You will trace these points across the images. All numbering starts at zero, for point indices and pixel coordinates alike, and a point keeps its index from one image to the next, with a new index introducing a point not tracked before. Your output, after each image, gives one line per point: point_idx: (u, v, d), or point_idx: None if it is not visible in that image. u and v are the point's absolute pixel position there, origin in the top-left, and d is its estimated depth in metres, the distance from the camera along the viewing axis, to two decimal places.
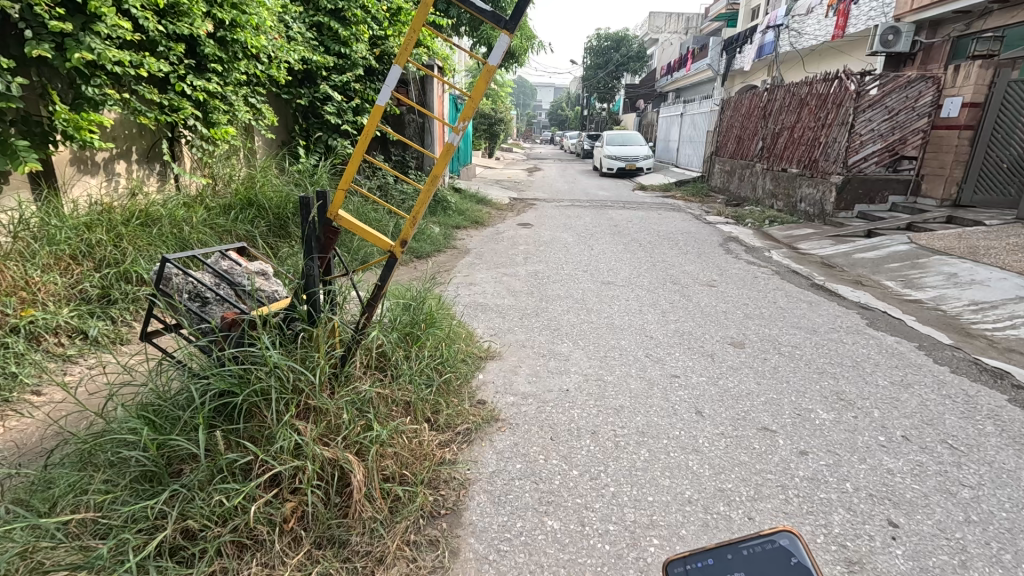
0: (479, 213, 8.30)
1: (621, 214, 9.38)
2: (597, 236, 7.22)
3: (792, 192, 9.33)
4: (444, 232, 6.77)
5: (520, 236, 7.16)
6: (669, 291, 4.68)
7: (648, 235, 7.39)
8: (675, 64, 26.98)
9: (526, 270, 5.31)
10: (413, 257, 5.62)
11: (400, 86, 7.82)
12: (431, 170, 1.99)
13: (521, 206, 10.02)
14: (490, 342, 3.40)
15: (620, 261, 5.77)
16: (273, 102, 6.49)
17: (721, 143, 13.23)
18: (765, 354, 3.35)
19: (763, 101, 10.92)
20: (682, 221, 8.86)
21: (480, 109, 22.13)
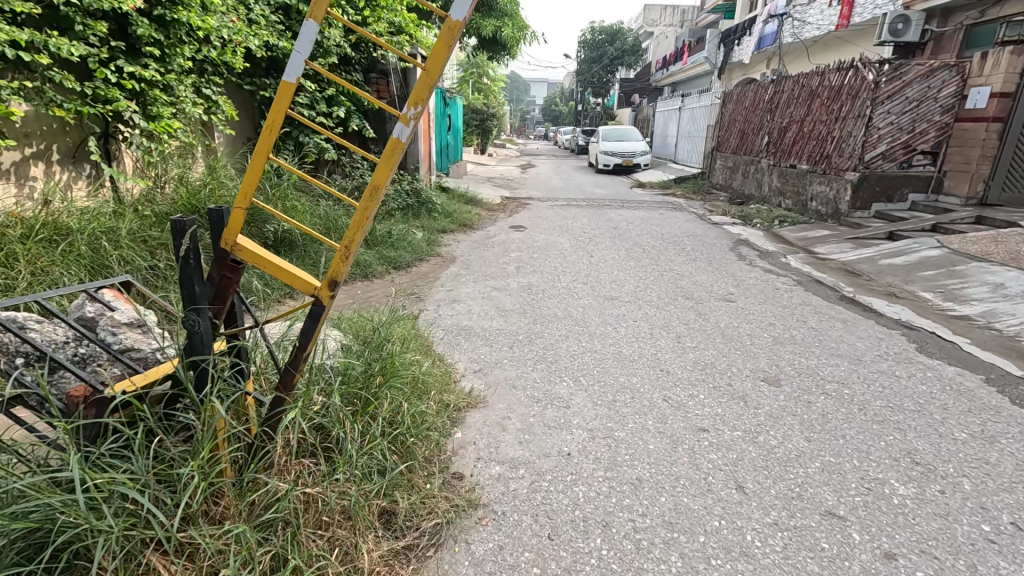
0: (468, 215, 7.66)
1: (620, 215, 8.77)
2: (597, 241, 6.61)
3: (803, 190, 8.76)
4: (428, 237, 6.12)
5: (513, 241, 6.53)
6: (682, 308, 4.08)
7: (651, 239, 6.79)
8: (671, 58, 26.37)
9: (518, 282, 4.70)
10: (392, 268, 4.99)
11: (380, 78, 7.16)
12: (369, 181, 1.35)
13: (514, 207, 9.38)
14: (474, 384, 2.78)
15: (624, 270, 5.15)
16: (236, 94, 5.82)
17: (723, 138, 12.64)
18: (807, 395, 2.76)
19: (769, 93, 10.31)
20: (687, 222, 8.27)
21: (471, 104, 21.44)
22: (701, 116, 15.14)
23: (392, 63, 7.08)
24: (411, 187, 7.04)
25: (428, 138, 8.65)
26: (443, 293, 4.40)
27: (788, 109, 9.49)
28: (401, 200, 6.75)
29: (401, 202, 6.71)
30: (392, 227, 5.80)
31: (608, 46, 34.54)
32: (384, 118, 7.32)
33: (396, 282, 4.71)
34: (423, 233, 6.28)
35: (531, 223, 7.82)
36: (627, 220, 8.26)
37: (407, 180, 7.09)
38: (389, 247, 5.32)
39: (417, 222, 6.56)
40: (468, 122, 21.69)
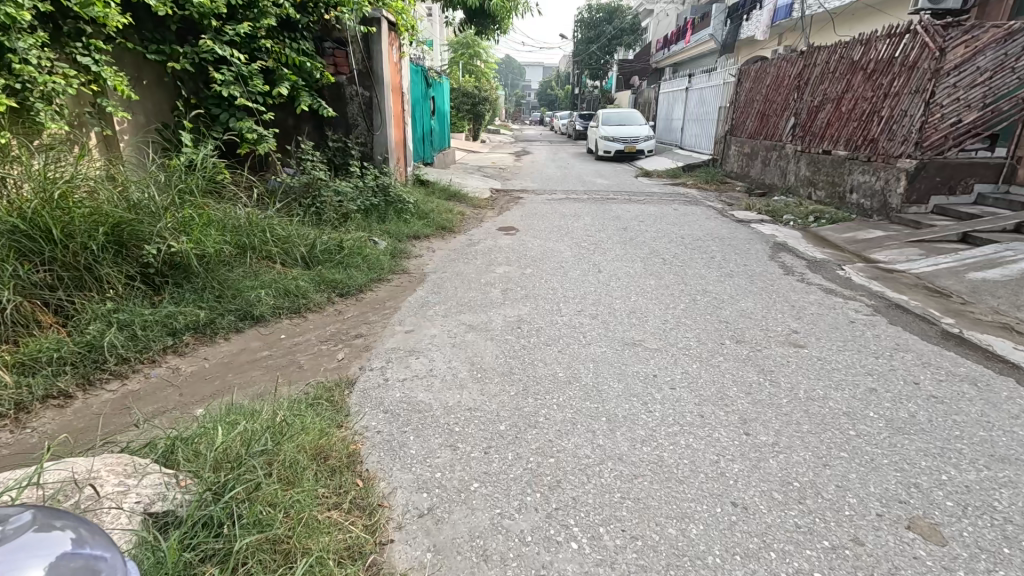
0: (447, 215, 6.40)
1: (628, 211, 7.51)
2: (603, 247, 5.38)
3: (842, 181, 7.54)
4: (394, 247, 4.89)
5: (500, 250, 5.30)
6: (736, 362, 2.87)
7: (670, 244, 5.56)
8: (673, 37, 24.90)
9: (502, 317, 3.48)
10: (336, 296, 3.75)
11: (337, 48, 5.81)
12: None
13: (505, 203, 8.10)
14: (414, 555, 1.58)
15: (643, 294, 3.93)
16: (139, 68, 4.57)
17: (738, 121, 11.34)
18: (1003, 569, 1.56)
19: (796, 68, 8.99)
20: (707, 219, 7.03)
21: (462, 87, 19.96)
22: (711, 96, 13.80)
23: (351, 27, 5.73)
24: (378, 183, 5.78)
25: (403, 122, 7.33)
26: (398, 337, 3.18)
27: (821, 86, 8.21)
28: (363, 199, 5.48)
29: (364, 202, 5.46)
30: (346, 236, 4.57)
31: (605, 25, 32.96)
32: (343, 97, 5.99)
33: (341, 319, 3.49)
34: (388, 241, 5.04)
35: (524, 224, 6.57)
36: (638, 219, 7.01)
37: (372, 175, 5.82)
38: (340, 264, 4.09)
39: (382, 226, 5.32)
40: (460, 108, 20.14)
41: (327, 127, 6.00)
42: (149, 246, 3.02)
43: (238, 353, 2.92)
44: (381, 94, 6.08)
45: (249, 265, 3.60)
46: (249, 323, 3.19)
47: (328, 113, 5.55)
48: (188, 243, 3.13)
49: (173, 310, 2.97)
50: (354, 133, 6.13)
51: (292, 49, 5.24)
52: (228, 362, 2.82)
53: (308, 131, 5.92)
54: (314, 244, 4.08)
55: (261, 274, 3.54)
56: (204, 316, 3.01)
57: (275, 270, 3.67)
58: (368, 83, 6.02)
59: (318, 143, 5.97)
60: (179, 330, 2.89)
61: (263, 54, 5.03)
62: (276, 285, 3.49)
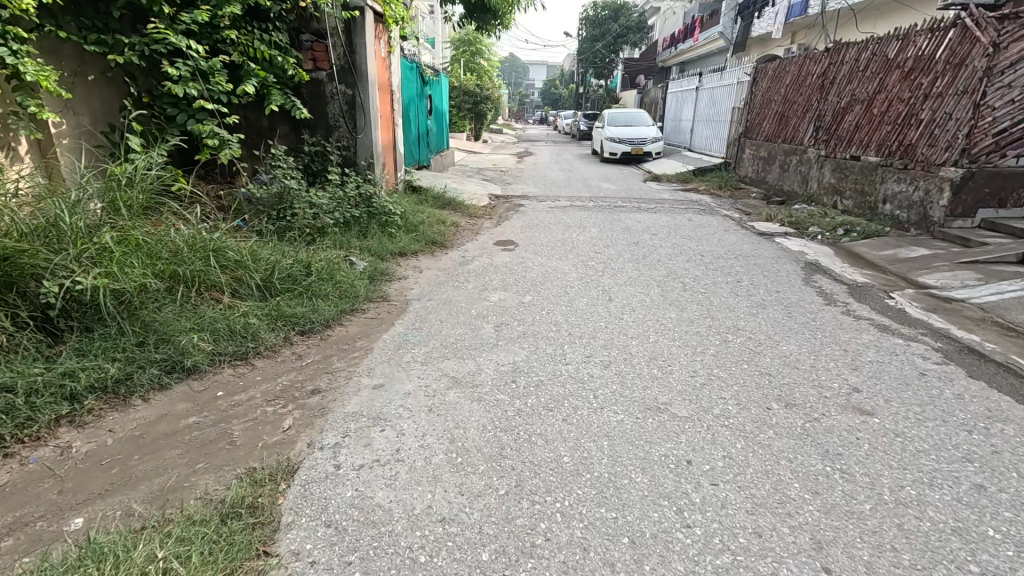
0: (439, 228, 5.79)
1: (638, 221, 6.87)
2: (614, 267, 4.75)
3: (873, 190, 6.88)
4: (374, 269, 4.28)
5: (496, 269, 4.69)
6: (792, 440, 2.23)
7: (689, 263, 4.91)
8: (680, 35, 24.24)
9: (494, 364, 2.86)
10: (295, 335, 3.13)
11: (316, 41, 5.19)
12: None
13: (504, 211, 7.48)
14: None
15: (664, 333, 3.30)
16: (79, 62, 3.96)
17: (754, 123, 10.67)
18: None
19: (820, 66, 8.33)
20: (727, 232, 6.39)
21: (463, 86, 19.33)
22: (723, 96, 13.14)
23: (330, 17, 5.07)
24: (361, 193, 5.18)
25: (393, 122, 6.71)
26: (365, 396, 2.57)
27: (849, 85, 7.55)
28: (343, 211, 4.88)
29: (342, 215, 4.85)
30: (318, 257, 3.96)
31: (611, 23, 32.27)
32: (323, 95, 5.35)
33: (299, 367, 2.88)
34: (367, 260, 4.43)
35: (524, 237, 5.95)
36: (650, 231, 6.36)
37: (355, 184, 5.21)
38: (305, 293, 3.48)
39: (363, 242, 4.71)
40: (461, 105, 19.43)
41: (305, 128, 5.38)
42: (47, 284, 2.41)
43: (156, 421, 2.31)
44: (364, 92, 5.44)
45: (190, 300, 2.99)
46: (179, 377, 2.57)
47: (304, 114, 4.95)
48: (100, 278, 2.52)
49: (76, 365, 2.36)
50: (335, 136, 5.51)
51: (262, 41, 4.64)
52: (138, 436, 2.20)
53: (283, 134, 5.31)
54: (274, 270, 3.47)
55: (202, 311, 2.93)
56: (116, 371, 2.40)
57: (221, 305, 3.06)
58: (351, 79, 5.37)
59: (295, 147, 5.35)
60: (78, 393, 2.28)
61: (227, 46, 4.42)
62: (219, 325, 2.87)
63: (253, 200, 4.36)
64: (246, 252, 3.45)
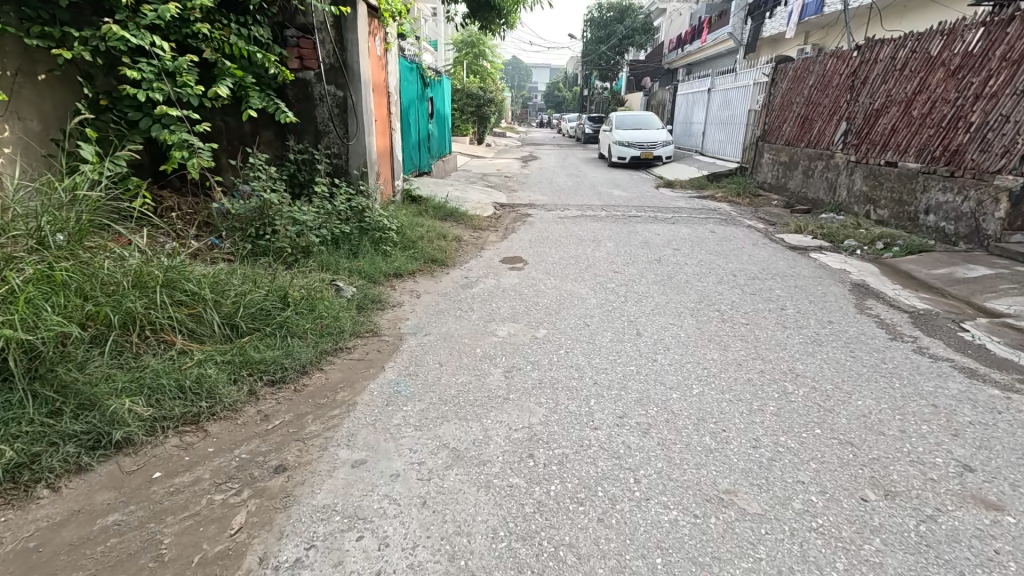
0: (440, 243, 5.23)
1: (657, 234, 6.31)
2: (636, 290, 4.19)
3: (915, 200, 6.29)
4: (364, 295, 3.73)
5: (504, 293, 4.13)
6: (906, 554, 1.66)
7: (722, 285, 4.35)
8: (688, 36, 23.72)
9: (506, 429, 2.30)
10: (262, 388, 2.58)
11: (303, 37, 4.65)
12: None
13: (510, 222, 6.92)
14: None
15: (709, 381, 2.74)
16: (23, 59, 3.41)
17: (773, 126, 10.10)
18: None
19: (850, 65, 7.76)
20: (756, 247, 5.82)
21: (466, 87, 18.82)
22: (737, 98, 12.57)
23: (318, 9, 4.54)
24: (351, 206, 4.64)
25: (390, 126, 6.17)
26: (341, 479, 2.02)
27: (884, 85, 6.98)
28: (330, 228, 4.34)
29: (329, 233, 4.32)
30: (296, 285, 3.41)
31: (616, 24, 31.75)
32: (310, 97, 4.82)
33: (263, 432, 2.32)
34: (356, 284, 3.88)
35: (533, 253, 5.39)
36: (671, 245, 5.80)
37: (345, 197, 4.68)
38: (278, 333, 2.92)
39: (352, 263, 4.16)
40: (463, 108, 18.93)
41: (290, 133, 4.84)
42: None
43: (60, 524, 1.75)
44: (357, 93, 4.89)
45: (130, 348, 2.44)
46: (103, 455, 2.02)
47: (289, 119, 4.41)
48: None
49: None
50: (325, 143, 4.97)
51: (240, 36, 4.10)
52: (32, 550, 1.65)
53: (266, 139, 4.78)
54: (242, 305, 2.91)
55: (143, 364, 2.37)
56: (13, 455, 1.85)
57: (169, 353, 2.49)
58: (342, 79, 4.83)
59: (279, 154, 4.82)
60: None
61: (199, 42, 3.88)
62: (163, 382, 2.30)
63: (232, 223, 3.94)
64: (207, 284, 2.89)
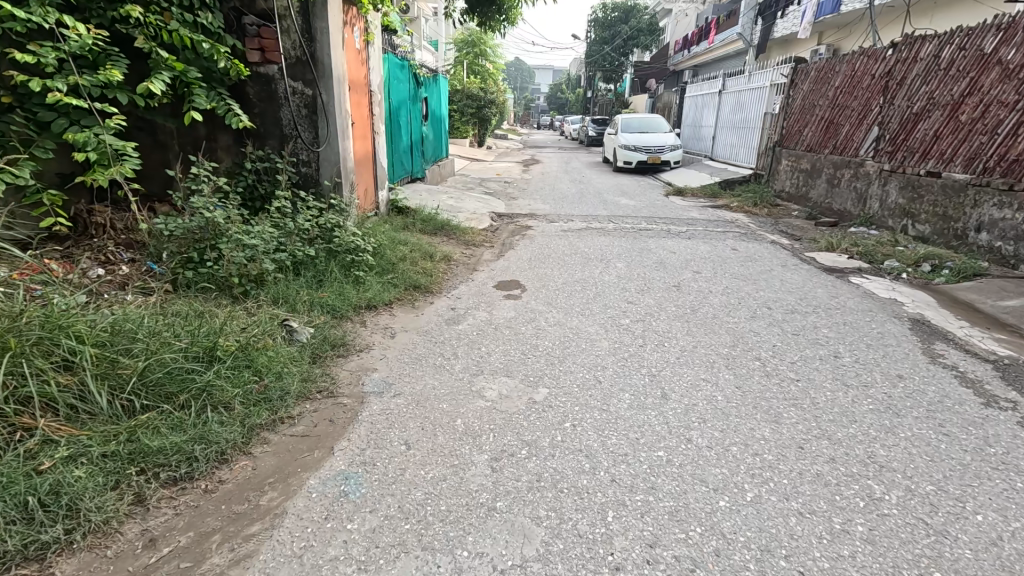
0: (425, 265, 4.53)
1: (673, 252, 5.60)
2: (655, 329, 3.49)
3: (966, 214, 5.57)
4: (323, 339, 3.04)
5: (497, 332, 3.43)
6: None
7: (757, 322, 3.65)
8: (694, 37, 23.05)
9: (488, 572, 1.60)
10: (156, 491, 1.88)
11: (264, 25, 3.96)
12: None
13: (508, 237, 6.22)
14: None
15: (766, 479, 2.04)
16: None
17: (792, 130, 9.40)
18: None
19: (884, 64, 7.07)
20: (787, 268, 5.12)
21: (467, 88, 18.15)
22: (751, 100, 11.86)
23: None
24: (318, 224, 3.96)
25: (373, 129, 5.49)
26: None
27: (925, 86, 6.29)
28: (290, 250, 3.64)
29: (289, 256, 3.63)
30: (232, 332, 2.72)
31: (620, 24, 31.01)
32: (274, 95, 4.14)
33: (139, 570, 1.61)
34: (316, 324, 3.20)
35: (533, 276, 4.69)
36: (691, 265, 5.10)
37: (311, 213, 3.99)
38: (192, 405, 2.22)
39: (314, 294, 3.49)
40: (463, 110, 18.23)
41: (250, 138, 4.15)
42: None
43: None
44: (327, 92, 4.21)
45: None
46: None
47: (243, 122, 3.72)
48: None
49: None
50: (292, 149, 4.27)
51: (181, 20, 3.41)
52: None
53: (222, 145, 4.10)
54: (144, 371, 2.20)
55: None
56: None
57: (19, 448, 1.79)
58: (309, 74, 4.14)
59: (236, 163, 4.13)
60: None
61: (129, 27, 3.21)
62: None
63: (171, 250, 3.36)
64: (97, 341, 2.21)
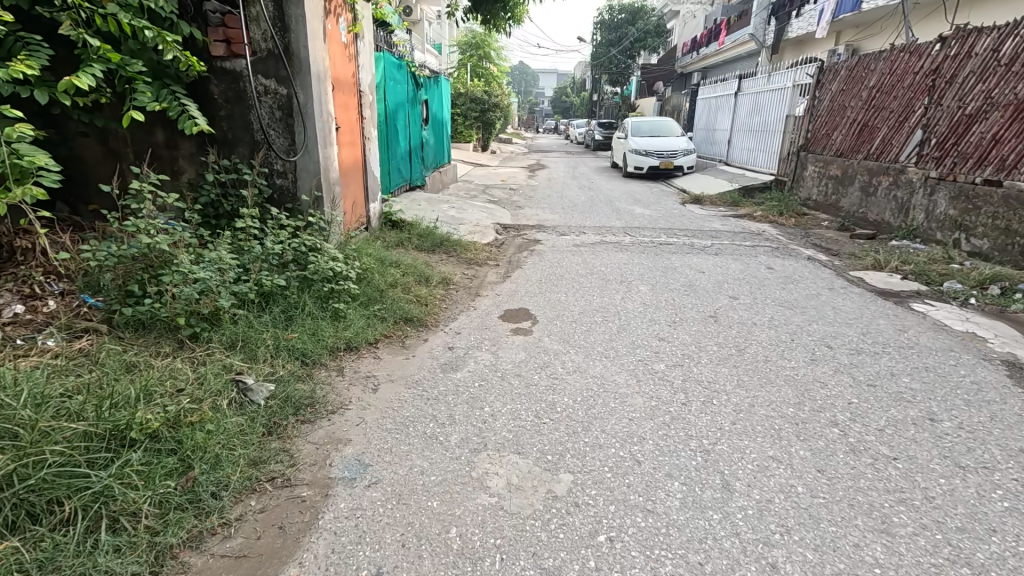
0: (420, 292, 3.90)
1: (702, 272, 4.94)
2: (697, 380, 2.84)
3: None
4: (285, 400, 2.42)
5: (504, 384, 2.78)
6: None
7: (820, 369, 2.99)
8: (704, 39, 22.44)
9: None
10: None
11: (229, 12, 3.37)
12: None
13: (514, 253, 5.58)
14: None
15: None
16: None
17: (820, 134, 8.74)
18: None
19: (929, 61, 6.42)
20: (837, 292, 4.45)
21: (471, 91, 17.55)
22: (771, 102, 11.20)
23: None
24: (291, 246, 3.35)
25: (364, 134, 4.87)
26: None
27: (981, 84, 5.64)
28: (254, 279, 3.03)
29: (253, 287, 3.01)
30: (161, 398, 2.11)
31: (627, 26, 30.38)
32: (242, 95, 3.54)
33: None
34: (280, 379, 2.58)
35: (544, 303, 4.06)
36: (725, 289, 4.45)
37: (283, 233, 3.37)
38: (78, 521, 1.58)
39: (281, 336, 2.87)
40: (466, 113, 17.62)
41: (213, 145, 3.58)
42: None
43: None
44: (304, 91, 3.60)
45: None
46: None
47: (199, 127, 3.13)
48: None
49: None
50: (263, 157, 3.66)
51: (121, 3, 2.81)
52: None
53: (184, 153, 3.60)
54: (10, 473, 1.56)
55: None
56: None
57: None
58: (283, 71, 3.54)
59: (198, 174, 3.60)
60: None
61: (53, 10, 2.62)
62: None
63: (107, 285, 2.76)
64: None
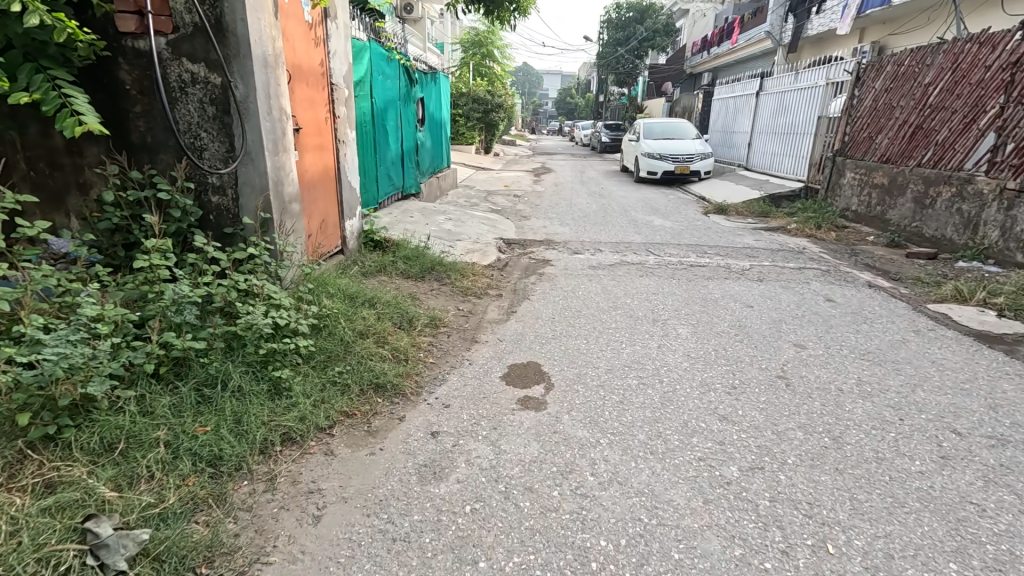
0: (399, 341, 3.00)
1: (750, 308, 4.00)
2: (792, 504, 1.92)
3: None
4: (162, 556, 1.55)
5: (507, 509, 1.87)
6: None
7: (963, 481, 2.07)
8: (716, 38, 21.47)
9: None
10: None
11: None
12: None
13: (520, 279, 4.67)
14: None
15: None
16: None
17: (860, 137, 7.82)
18: None
19: (1006, 53, 5.50)
20: (925, 338, 3.53)
21: (472, 91, 16.61)
22: (797, 103, 10.29)
23: None
24: (219, 290, 2.46)
25: (338, 136, 3.99)
26: None
27: None
28: (156, 342, 2.14)
29: (153, 354, 2.12)
30: None
31: (636, 25, 29.37)
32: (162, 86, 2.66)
33: None
34: (165, 515, 1.69)
35: (558, 356, 3.14)
36: (785, 333, 3.53)
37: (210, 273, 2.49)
38: None
39: (183, 433, 1.98)
40: (468, 114, 16.68)
41: (127, 153, 2.72)
42: None
43: None
44: (243, 81, 2.71)
45: None
46: None
47: (86, 126, 2.23)
48: None
49: None
50: (193, 168, 2.78)
51: None
52: None
53: (91, 162, 2.77)
54: None
55: None
56: None
57: None
58: (215, 53, 2.65)
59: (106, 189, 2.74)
60: None
61: None
62: None
63: None
64: None
